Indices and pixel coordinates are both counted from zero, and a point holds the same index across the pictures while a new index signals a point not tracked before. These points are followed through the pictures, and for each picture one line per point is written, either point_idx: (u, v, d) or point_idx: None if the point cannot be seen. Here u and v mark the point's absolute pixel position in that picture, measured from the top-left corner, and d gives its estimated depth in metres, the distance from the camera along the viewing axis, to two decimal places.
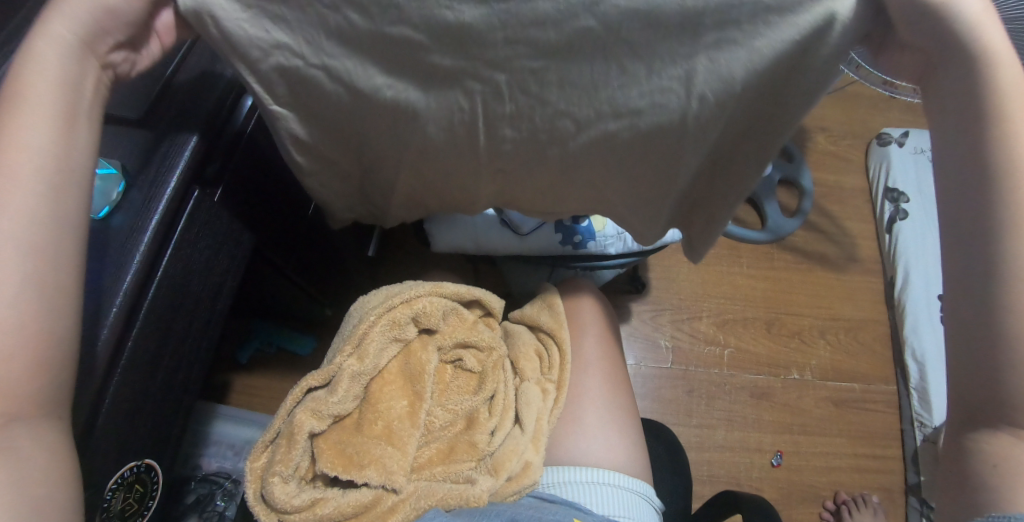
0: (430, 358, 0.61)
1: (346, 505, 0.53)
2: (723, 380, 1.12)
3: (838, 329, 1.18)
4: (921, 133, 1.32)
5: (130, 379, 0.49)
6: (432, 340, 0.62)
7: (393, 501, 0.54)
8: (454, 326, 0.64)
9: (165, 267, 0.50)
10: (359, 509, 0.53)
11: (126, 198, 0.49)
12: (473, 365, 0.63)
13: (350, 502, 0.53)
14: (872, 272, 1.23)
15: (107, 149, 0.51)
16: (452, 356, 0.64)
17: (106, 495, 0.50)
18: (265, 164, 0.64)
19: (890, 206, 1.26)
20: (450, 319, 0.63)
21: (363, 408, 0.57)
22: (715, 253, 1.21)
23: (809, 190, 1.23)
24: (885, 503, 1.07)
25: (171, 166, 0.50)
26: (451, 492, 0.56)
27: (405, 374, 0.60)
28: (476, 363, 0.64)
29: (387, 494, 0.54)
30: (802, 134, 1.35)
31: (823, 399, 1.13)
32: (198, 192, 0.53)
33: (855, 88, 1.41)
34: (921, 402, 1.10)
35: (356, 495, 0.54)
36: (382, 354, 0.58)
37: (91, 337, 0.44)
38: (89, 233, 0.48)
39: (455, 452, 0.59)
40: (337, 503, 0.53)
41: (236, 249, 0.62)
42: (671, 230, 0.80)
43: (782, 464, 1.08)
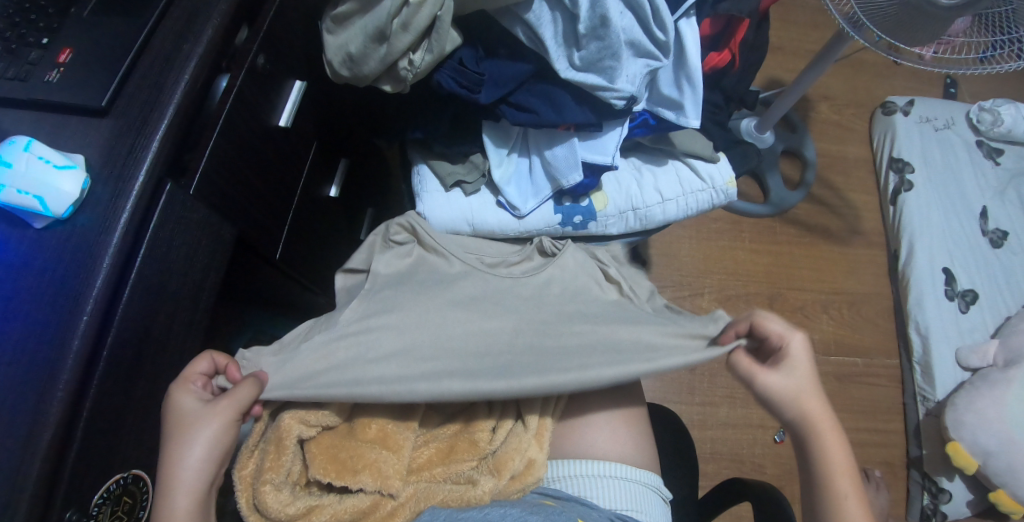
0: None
1: (344, 512, 0.51)
2: (725, 357, 1.10)
3: (841, 304, 1.16)
4: (926, 101, 1.28)
5: (111, 389, 0.46)
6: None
7: (393, 506, 0.52)
8: None
9: (140, 268, 0.47)
10: (357, 515, 0.51)
11: (91, 196, 0.46)
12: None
13: (347, 508, 0.51)
14: (875, 244, 1.22)
15: (72, 144, 0.47)
16: None
17: (94, 509, 0.46)
18: (246, 152, 0.60)
19: (894, 177, 1.23)
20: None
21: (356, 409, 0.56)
22: (717, 228, 1.18)
23: (812, 161, 1.20)
24: (887, 476, 1.07)
25: (139, 158, 0.47)
26: (454, 492, 0.54)
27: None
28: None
29: (387, 498, 0.52)
30: (805, 103, 1.30)
31: (826, 374, 1.11)
32: (171, 184, 0.49)
33: (859, 55, 1.37)
34: (924, 376, 1.09)
35: (353, 500, 0.51)
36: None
37: (64, 348, 0.42)
38: (56, 237, 0.45)
39: (455, 452, 0.56)
40: (333, 510, 0.51)
41: (219, 243, 0.57)
42: (675, 211, 0.76)
43: (784, 440, 1.07)
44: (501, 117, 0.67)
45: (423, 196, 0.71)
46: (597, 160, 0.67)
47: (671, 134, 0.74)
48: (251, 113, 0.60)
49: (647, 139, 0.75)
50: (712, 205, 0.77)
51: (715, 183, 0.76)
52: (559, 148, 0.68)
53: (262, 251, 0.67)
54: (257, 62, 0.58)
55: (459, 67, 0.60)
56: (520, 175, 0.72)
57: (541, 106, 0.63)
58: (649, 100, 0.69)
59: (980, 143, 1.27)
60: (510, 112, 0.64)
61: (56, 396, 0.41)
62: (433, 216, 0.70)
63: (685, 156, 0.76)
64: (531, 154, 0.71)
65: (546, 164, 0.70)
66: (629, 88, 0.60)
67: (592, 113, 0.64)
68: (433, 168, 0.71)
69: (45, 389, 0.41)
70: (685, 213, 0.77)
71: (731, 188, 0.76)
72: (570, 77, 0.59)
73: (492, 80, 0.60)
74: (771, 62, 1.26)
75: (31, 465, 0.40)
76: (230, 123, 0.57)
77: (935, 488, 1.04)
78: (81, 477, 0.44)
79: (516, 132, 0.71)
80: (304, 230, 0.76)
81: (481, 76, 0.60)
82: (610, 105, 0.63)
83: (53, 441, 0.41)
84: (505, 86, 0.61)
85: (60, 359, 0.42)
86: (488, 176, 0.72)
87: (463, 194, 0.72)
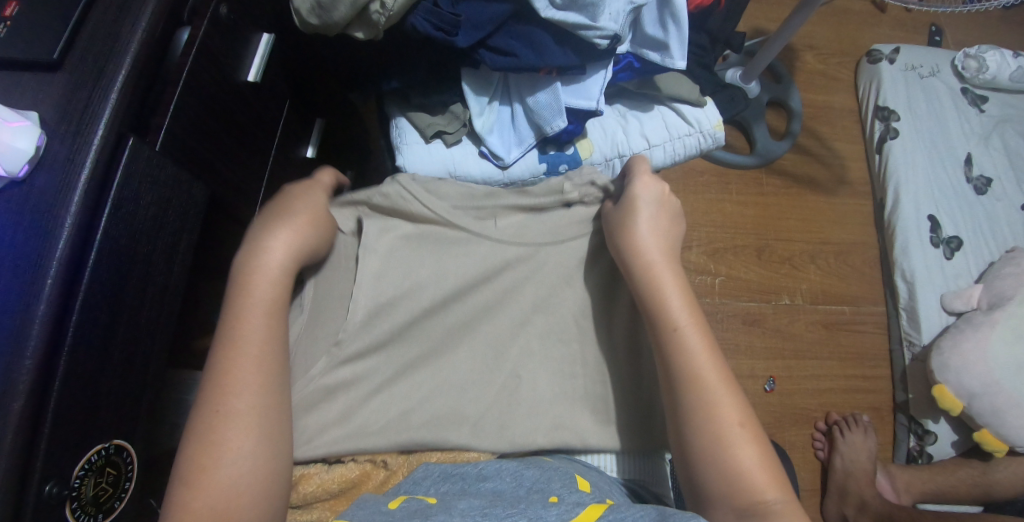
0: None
1: (331, 482, 0.53)
2: (715, 309, 1.09)
3: (828, 254, 1.16)
4: (912, 47, 1.27)
5: (84, 357, 0.44)
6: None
7: (384, 475, 0.55)
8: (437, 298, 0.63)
9: (105, 230, 0.44)
10: (347, 484, 0.54)
11: (48, 153, 0.43)
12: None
13: (335, 478, 0.53)
14: (861, 194, 1.21)
15: (22, 100, 0.44)
16: None
17: (75, 482, 0.44)
18: (215, 108, 0.57)
19: (880, 125, 1.22)
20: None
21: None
22: (704, 181, 1.16)
23: (798, 111, 1.19)
24: (875, 420, 1.09)
25: (97, 112, 0.44)
26: (445, 455, 0.57)
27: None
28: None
29: (378, 469, 0.55)
30: (790, 52, 1.28)
31: (814, 323, 1.12)
32: (133, 140, 0.46)
33: (843, 3, 1.35)
34: (910, 322, 1.11)
35: (343, 469, 0.54)
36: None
37: (29, 314, 0.40)
38: (11, 198, 0.42)
39: (443, 424, 0.57)
40: (320, 480, 0.53)
41: (189, 204, 0.54)
42: (662, 158, 0.74)
43: (775, 390, 1.07)
44: (481, 62, 0.64)
45: (402, 148, 0.69)
46: (580, 105, 0.66)
47: (656, 78, 0.71)
48: (217, 68, 0.56)
49: (632, 84, 0.72)
50: (700, 150, 0.76)
51: (702, 127, 0.74)
52: (541, 94, 0.65)
53: (237, 213, 0.64)
54: (219, 12, 0.55)
55: (434, 8, 0.57)
56: (502, 124, 0.69)
57: (521, 48, 0.60)
58: (633, 42, 0.67)
59: (964, 90, 1.26)
60: (489, 56, 0.61)
61: (24, 365, 0.39)
62: (414, 169, 0.68)
63: (670, 101, 0.74)
64: (513, 101, 0.68)
65: (529, 111, 0.67)
66: (612, 26, 0.58)
67: (574, 54, 0.62)
68: (412, 120, 0.68)
69: (12, 357, 0.39)
70: (672, 159, 0.75)
71: (718, 132, 0.75)
72: (550, 16, 0.58)
73: (469, 22, 0.58)
74: (756, 10, 1.23)
75: (2, 436, 0.38)
76: (196, 78, 0.54)
77: (920, 430, 1.06)
78: (59, 448, 0.42)
79: (497, 77, 0.68)
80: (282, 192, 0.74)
81: (458, 17, 0.57)
82: (592, 45, 0.61)
83: (24, 412, 0.39)
84: (483, 29, 0.58)
85: (25, 326, 0.40)
86: (469, 126, 0.70)
87: (444, 146, 0.69)
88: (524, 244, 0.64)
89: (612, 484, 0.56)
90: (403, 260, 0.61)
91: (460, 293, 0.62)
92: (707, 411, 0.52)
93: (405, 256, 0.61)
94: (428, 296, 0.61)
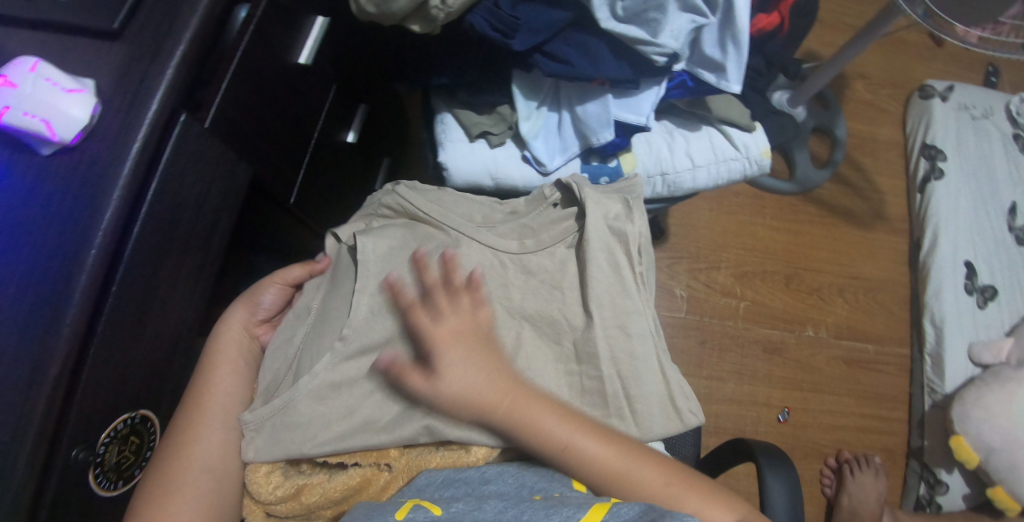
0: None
1: (333, 491, 0.53)
2: (736, 332, 1.08)
3: (858, 289, 1.14)
4: (967, 87, 1.23)
5: (118, 328, 0.44)
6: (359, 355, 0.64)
7: (385, 480, 0.54)
8: None
9: (150, 204, 0.45)
10: (348, 491, 0.53)
11: (101, 124, 0.43)
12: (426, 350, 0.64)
13: (337, 487, 0.53)
14: (899, 232, 1.19)
15: (81, 67, 0.44)
16: None
17: (100, 449, 0.45)
18: (264, 85, 0.57)
19: (925, 163, 1.19)
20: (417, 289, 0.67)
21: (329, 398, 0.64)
22: (739, 202, 1.14)
23: (842, 140, 1.16)
24: (887, 463, 1.08)
25: (153, 84, 0.44)
26: (446, 459, 0.55)
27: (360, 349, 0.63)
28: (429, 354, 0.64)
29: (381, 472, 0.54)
30: (840, 79, 1.25)
31: (836, 358, 1.10)
32: (185, 117, 0.46)
33: (901, 34, 1.31)
34: (935, 368, 1.08)
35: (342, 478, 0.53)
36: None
37: (70, 284, 0.40)
38: (62, 166, 0.42)
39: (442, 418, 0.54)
40: (323, 489, 0.53)
41: (233, 183, 0.55)
42: (705, 179, 0.72)
43: (788, 420, 1.06)
44: (534, 66, 0.63)
45: (445, 146, 0.68)
46: (630, 119, 0.64)
47: (707, 98, 0.70)
48: (270, 47, 0.56)
49: (682, 101, 0.71)
50: (744, 176, 0.74)
51: (749, 153, 0.72)
52: (591, 104, 0.64)
53: (276, 195, 0.64)
54: None
55: (493, 9, 0.56)
56: (549, 130, 0.68)
57: (576, 56, 0.59)
58: (690, 60, 0.66)
59: (1016, 136, 1.23)
60: (543, 62, 0.60)
61: (62, 334, 0.39)
62: (456, 168, 0.67)
63: (719, 122, 0.73)
64: (562, 108, 0.67)
65: (577, 120, 0.66)
66: (672, 44, 0.57)
67: (629, 68, 0.61)
68: (458, 117, 0.67)
69: (52, 324, 0.39)
70: (715, 181, 0.73)
71: (765, 159, 0.73)
72: (610, 28, 0.56)
73: (528, 26, 0.57)
74: (811, 33, 1.21)
75: (36, 400, 0.38)
76: (249, 57, 0.53)
77: (932, 479, 1.04)
78: (88, 415, 0.43)
79: (549, 83, 0.67)
80: (321, 176, 0.74)
81: (517, 20, 0.56)
82: (651, 61, 0.60)
83: (58, 380, 0.39)
84: (540, 35, 0.57)
85: (66, 295, 0.40)
86: (515, 129, 0.69)
87: (488, 146, 0.68)
88: (518, 246, 0.62)
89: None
90: (409, 265, 0.59)
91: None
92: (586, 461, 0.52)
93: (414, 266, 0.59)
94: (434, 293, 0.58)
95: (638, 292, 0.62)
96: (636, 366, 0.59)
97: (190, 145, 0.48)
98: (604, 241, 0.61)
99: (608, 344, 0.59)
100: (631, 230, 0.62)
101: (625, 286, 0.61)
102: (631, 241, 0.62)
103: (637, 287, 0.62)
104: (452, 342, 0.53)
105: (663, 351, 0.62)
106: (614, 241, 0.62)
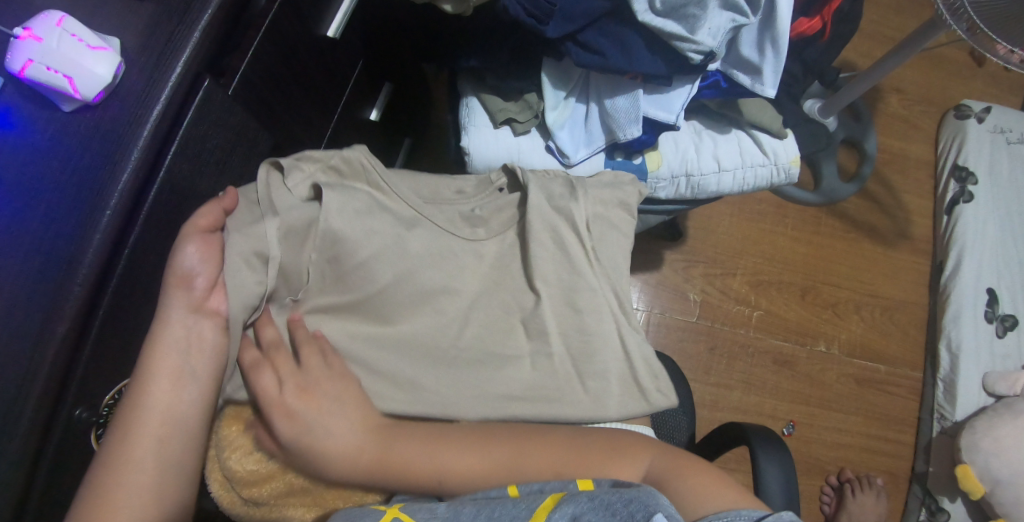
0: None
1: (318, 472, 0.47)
2: (747, 341, 1.06)
3: (875, 307, 1.12)
4: (1005, 110, 1.20)
5: (128, 291, 0.44)
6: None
7: None
8: None
9: (168, 168, 0.44)
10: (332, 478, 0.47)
11: (124, 83, 0.42)
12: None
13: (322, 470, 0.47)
14: (921, 252, 1.16)
15: (106, 24, 0.43)
16: None
17: (104, 410, 0.45)
18: (291, 54, 0.56)
19: (955, 185, 1.16)
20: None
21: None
22: (761, 210, 1.12)
23: (872, 154, 1.13)
24: (889, 486, 1.06)
25: (178, 47, 0.43)
26: None
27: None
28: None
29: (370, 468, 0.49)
30: (875, 92, 1.22)
31: (846, 375, 1.08)
32: (209, 82, 0.46)
33: (941, 50, 1.28)
34: (947, 394, 1.06)
35: None
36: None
37: (83, 243, 0.40)
38: (82, 123, 0.42)
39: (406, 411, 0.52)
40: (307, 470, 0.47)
41: (251, 152, 0.54)
42: (728, 181, 0.70)
43: (792, 434, 1.05)
44: (565, 55, 0.62)
45: (469, 130, 0.66)
46: (659, 117, 0.63)
47: (740, 100, 0.68)
48: (300, 17, 0.55)
49: (713, 102, 0.70)
50: (770, 183, 0.72)
51: (777, 160, 0.70)
52: (621, 97, 0.63)
53: None
54: None
55: None
56: (575, 122, 0.67)
57: (610, 48, 0.58)
58: (725, 60, 0.64)
59: None
60: (575, 52, 0.58)
61: (73, 293, 0.39)
62: (478, 153, 0.66)
63: (750, 127, 0.71)
64: (590, 101, 0.66)
65: (605, 113, 0.65)
66: (710, 42, 0.56)
67: (663, 64, 0.59)
68: (484, 101, 0.66)
69: (63, 282, 0.39)
70: (740, 187, 0.71)
71: (793, 168, 0.71)
72: (647, 20, 0.55)
73: (562, 13, 0.55)
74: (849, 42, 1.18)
75: (44, 356, 0.38)
76: (278, 24, 0.52)
77: (934, 506, 1.02)
78: (94, 375, 0.43)
79: (579, 73, 0.66)
80: (340, 152, 0.73)
81: (552, 5, 0.54)
82: (686, 58, 0.58)
83: (66, 337, 0.39)
84: (574, 23, 0.56)
85: (78, 254, 0.39)
86: (541, 118, 0.67)
87: (512, 134, 0.67)
88: (471, 232, 0.57)
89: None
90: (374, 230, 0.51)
91: (416, 274, 0.53)
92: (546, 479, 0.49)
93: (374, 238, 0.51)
94: (383, 274, 0.52)
95: (593, 267, 0.58)
96: (589, 343, 0.56)
97: (213, 112, 0.47)
98: (550, 222, 0.57)
99: (560, 324, 0.56)
100: (575, 209, 0.58)
101: (576, 260, 0.57)
102: (575, 215, 0.58)
103: (591, 258, 0.58)
104: (293, 403, 0.47)
105: (623, 321, 0.58)
106: (559, 220, 0.58)
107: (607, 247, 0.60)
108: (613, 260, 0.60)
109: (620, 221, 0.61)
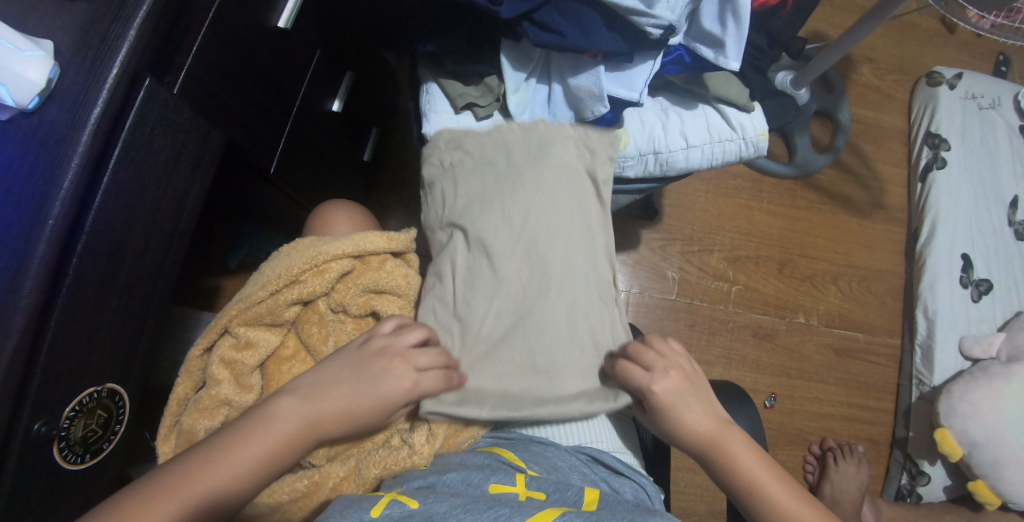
0: (326, 307, 0.61)
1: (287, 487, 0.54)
2: (727, 317, 1.07)
3: (852, 278, 1.13)
4: (975, 75, 1.20)
5: (83, 298, 0.42)
6: (295, 290, 0.59)
7: (336, 481, 0.55)
8: (360, 273, 0.61)
9: (114, 172, 0.43)
10: (297, 493, 0.54)
11: (60, 85, 0.41)
12: (387, 307, 0.62)
13: (288, 488, 0.54)
14: (897, 221, 1.17)
15: (35, 26, 0.42)
16: (365, 308, 0.62)
17: (64, 423, 0.43)
18: (241, 46, 0.54)
19: (928, 152, 1.16)
20: (360, 234, 0.62)
21: (279, 345, 0.61)
22: (736, 185, 1.12)
23: (845, 125, 1.13)
24: (870, 453, 1.07)
25: (115, 46, 0.42)
26: (385, 465, 0.54)
27: (294, 285, 0.59)
28: (393, 309, 0.62)
29: (331, 474, 0.55)
30: (847, 63, 1.22)
31: (825, 346, 1.09)
32: (150, 80, 0.44)
33: (911, 18, 1.27)
34: (924, 360, 1.07)
35: (295, 479, 0.54)
36: (281, 310, 0.59)
37: (28, 253, 0.39)
38: (22, 129, 0.40)
39: None
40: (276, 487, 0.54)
41: (204, 150, 0.52)
42: (695, 157, 0.69)
43: (774, 406, 1.06)
44: (523, 36, 0.61)
45: (430, 117, 0.66)
46: (622, 94, 0.62)
47: (704, 75, 0.68)
48: (248, 8, 0.54)
49: (678, 78, 0.69)
50: (740, 158, 0.71)
51: (746, 134, 0.69)
52: (583, 76, 0.62)
53: (255, 163, 0.62)
54: None
55: None
56: (537, 104, 0.67)
57: (568, 26, 0.57)
58: (687, 34, 0.64)
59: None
60: (532, 31, 0.57)
61: (19, 304, 0.38)
62: (446, 138, 0.64)
63: (716, 101, 0.70)
64: (553, 81, 0.65)
65: (569, 93, 0.64)
66: (668, 15, 0.55)
67: (623, 41, 0.58)
68: (444, 87, 0.65)
69: (9, 294, 0.38)
70: (709, 162, 0.70)
71: (762, 141, 0.70)
72: None
73: None
74: (818, 13, 1.17)
75: None
76: (223, 15, 0.51)
77: (915, 469, 1.04)
78: (52, 388, 0.42)
79: (539, 53, 0.64)
80: (304, 145, 0.72)
81: None
82: (645, 34, 0.58)
83: (17, 350, 0.38)
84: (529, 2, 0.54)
85: (23, 264, 0.38)
86: (502, 101, 0.66)
87: (474, 118, 0.66)
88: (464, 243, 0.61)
89: (569, 464, 0.56)
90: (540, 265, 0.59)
91: (465, 292, 0.59)
92: (774, 506, 0.52)
93: (510, 264, 0.59)
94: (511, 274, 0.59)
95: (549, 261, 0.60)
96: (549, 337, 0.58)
97: (159, 113, 0.46)
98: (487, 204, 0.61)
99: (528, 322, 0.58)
100: (508, 190, 0.61)
101: (516, 237, 0.60)
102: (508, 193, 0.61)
103: (534, 233, 0.60)
104: (673, 387, 0.55)
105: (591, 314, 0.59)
106: (495, 205, 0.61)
107: (551, 219, 0.61)
108: (561, 225, 0.61)
109: (567, 190, 0.62)
